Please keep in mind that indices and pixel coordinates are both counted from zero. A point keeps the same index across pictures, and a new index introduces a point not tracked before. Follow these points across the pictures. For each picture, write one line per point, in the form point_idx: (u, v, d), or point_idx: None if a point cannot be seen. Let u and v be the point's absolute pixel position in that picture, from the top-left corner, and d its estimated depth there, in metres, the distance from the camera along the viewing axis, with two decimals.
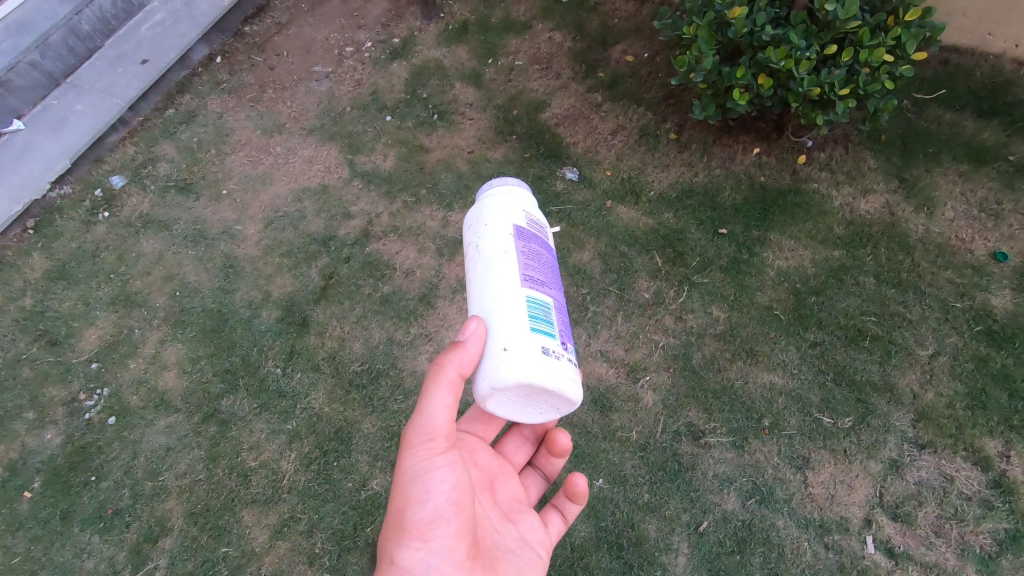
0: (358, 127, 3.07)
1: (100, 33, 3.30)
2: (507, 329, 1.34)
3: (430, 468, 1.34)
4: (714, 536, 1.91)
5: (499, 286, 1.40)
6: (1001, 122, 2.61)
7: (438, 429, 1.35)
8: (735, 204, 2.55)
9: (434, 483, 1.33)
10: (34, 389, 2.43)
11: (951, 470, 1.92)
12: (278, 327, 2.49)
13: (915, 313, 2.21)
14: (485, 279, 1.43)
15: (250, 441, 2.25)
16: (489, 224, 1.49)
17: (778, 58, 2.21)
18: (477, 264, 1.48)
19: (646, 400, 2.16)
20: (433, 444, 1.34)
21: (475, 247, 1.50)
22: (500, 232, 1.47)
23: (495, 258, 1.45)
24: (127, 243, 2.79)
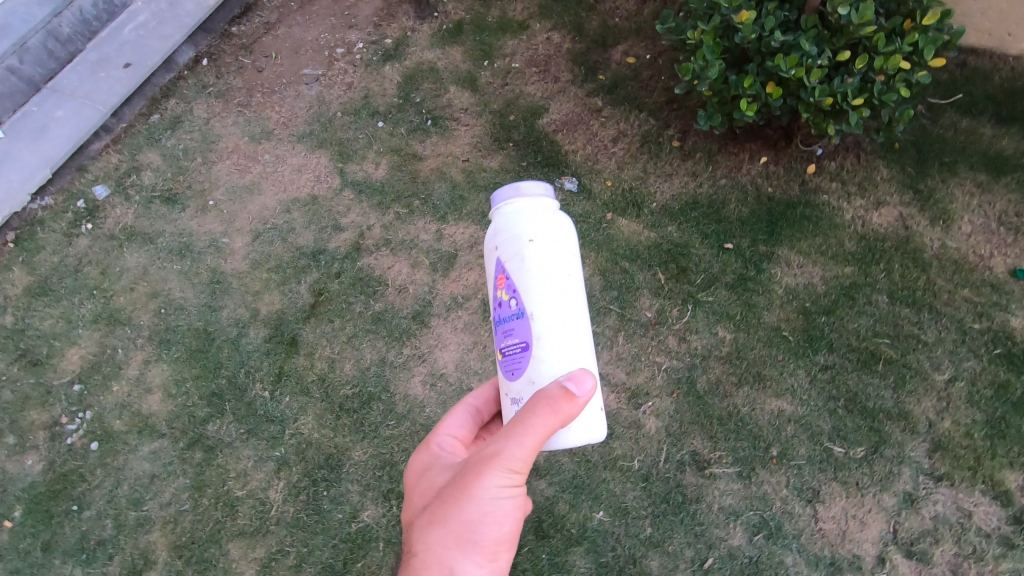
0: (348, 134, 2.95)
1: (81, 36, 3.18)
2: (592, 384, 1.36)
3: (507, 494, 1.15)
4: (720, 574, 1.84)
5: (578, 328, 1.33)
6: (1021, 128, 2.48)
7: (525, 460, 1.15)
8: (741, 216, 2.44)
9: (508, 508, 1.16)
10: (15, 412, 2.35)
11: (969, 504, 1.85)
12: (266, 347, 2.39)
13: (931, 335, 2.11)
14: (571, 321, 1.32)
15: (237, 469, 2.17)
16: (566, 250, 1.35)
17: (788, 66, 2.09)
18: (553, 298, 1.31)
19: (648, 427, 2.07)
20: (519, 471, 1.15)
21: (554, 276, 1.32)
22: (574, 269, 1.36)
23: (576, 291, 1.36)
24: (110, 257, 2.68)
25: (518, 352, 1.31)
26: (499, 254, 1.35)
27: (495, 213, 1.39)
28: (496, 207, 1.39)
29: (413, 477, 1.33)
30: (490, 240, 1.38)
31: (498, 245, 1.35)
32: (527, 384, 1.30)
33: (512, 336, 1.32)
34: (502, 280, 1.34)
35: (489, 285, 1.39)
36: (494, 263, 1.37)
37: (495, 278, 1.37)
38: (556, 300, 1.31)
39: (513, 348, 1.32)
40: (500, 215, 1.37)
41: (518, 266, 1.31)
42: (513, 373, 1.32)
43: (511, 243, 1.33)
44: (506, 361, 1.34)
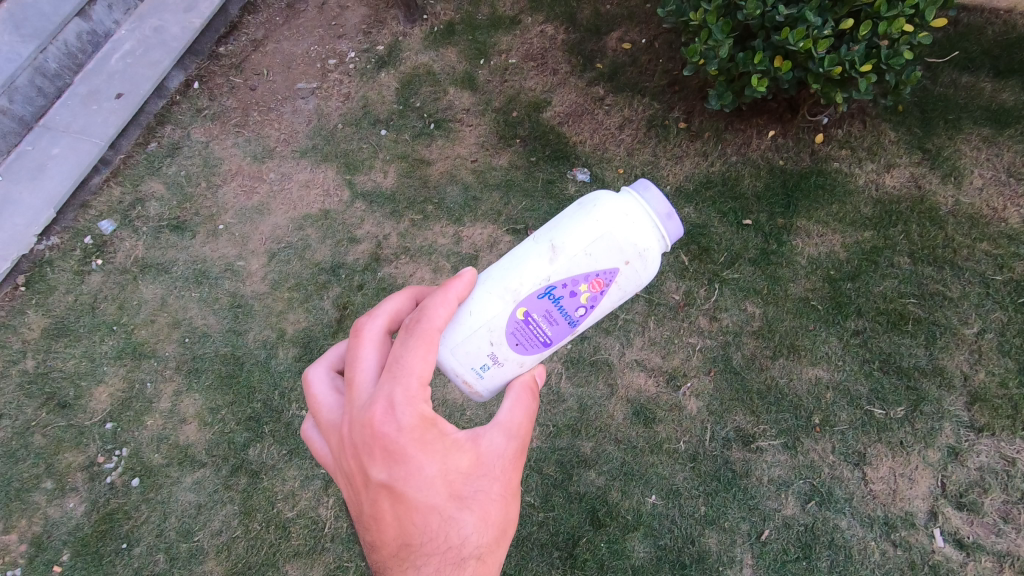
0: (352, 145, 2.92)
1: (68, 69, 3.10)
2: None
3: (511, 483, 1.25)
4: (778, 544, 1.88)
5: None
6: (1019, 80, 2.53)
7: None
8: (756, 192, 2.47)
9: None
10: (50, 457, 2.32)
11: (1012, 452, 1.92)
12: (298, 367, 2.39)
13: (955, 291, 2.17)
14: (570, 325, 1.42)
15: (285, 490, 2.19)
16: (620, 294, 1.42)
17: (795, 40, 2.13)
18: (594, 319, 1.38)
19: (690, 408, 2.09)
20: None
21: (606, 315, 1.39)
22: None
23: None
24: (126, 291, 2.65)
25: (540, 342, 1.31)
26: (620, 268, 1.28)
27: (654, 226, 1.29)
28: (662, 225, 1.29)
29: (414, 453, 1.06)
30: (628, 244, 1.27)
31: (630, 263, 1.29)
32: (515, 364, 1.33)
33: (551, 325, 1.30)
34: (597, 286, 1.28)
35: (582, 266, 1.27)
36: (613, 267, 1.28)
37: (596, 275, 1.28)
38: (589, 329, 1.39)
39: (540, 331, 1.30)
40: (654, 238, 1.29)
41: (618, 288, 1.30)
42: (518, 344, 1.31)
43: (634, 276, 1.30)
44: (519, 327, 1.29)
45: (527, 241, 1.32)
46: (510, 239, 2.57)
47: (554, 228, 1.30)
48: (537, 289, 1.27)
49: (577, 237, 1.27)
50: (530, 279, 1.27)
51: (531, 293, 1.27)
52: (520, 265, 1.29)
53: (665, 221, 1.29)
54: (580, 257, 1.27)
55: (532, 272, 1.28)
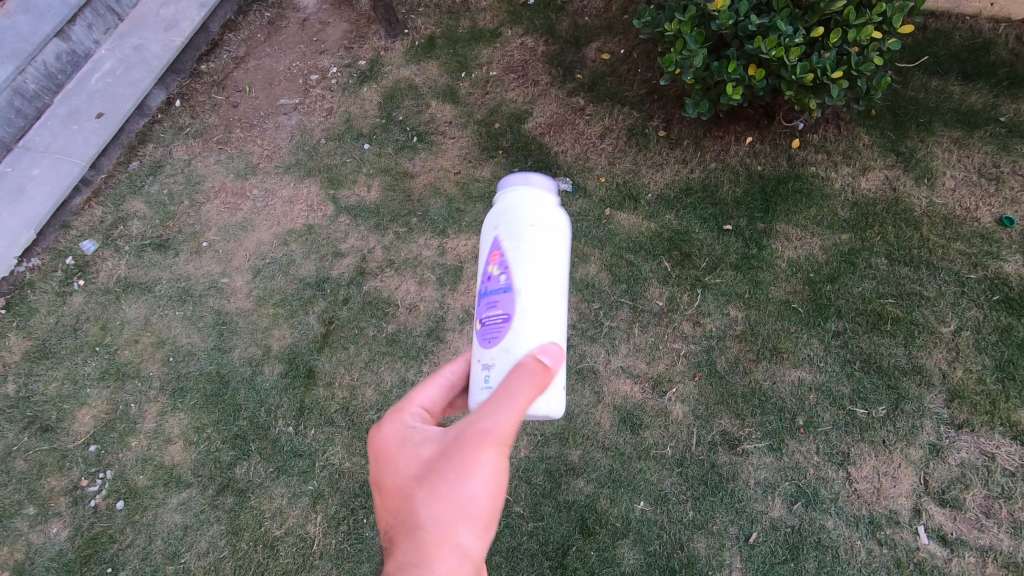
0: (335, 159, 2.93)
1: (48, 90, 3.09)
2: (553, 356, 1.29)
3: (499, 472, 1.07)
4: (766, 547, 1.89)
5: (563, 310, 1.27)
6: (986, 83, 2.60)
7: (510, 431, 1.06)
8: (735, 197, 2.51)
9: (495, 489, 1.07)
10: (32, 482, 2.29)
11: (991, 447, 1.95)
12: (284, 383, 2.38)
13: (932, 290, 2.21)
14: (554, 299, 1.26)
15: (272, 508, 2.17)
16: (559, 237, 1.29)
17: (768, 48, 2.18)
18: (548, 276, 1.24)
19: (676, 413, 2.11)
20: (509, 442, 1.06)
21: (547, 259, 1.25)
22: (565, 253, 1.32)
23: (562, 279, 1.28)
24: (109, 311, 2.62)
25: (496, 322, 1.21)
26: (495, 232, 1.30)
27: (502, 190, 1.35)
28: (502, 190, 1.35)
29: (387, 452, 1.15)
30: (492, 216, 1.34)
31: (497, 224, 1.30)
32: (498, 354, 1.19)
33: (497, 307, 1.22)
34: (496, 256, 1.27)
35: (483, 261, 1.32)
36: (495, 241, 1.29)
37: (491, 255, 1.29)
38: (546, 280, 1.23)
39: (494, 317, 1.22)
40: (512, 197, 1.32)
41: (511, 239, 1.26)
42: (486, 341, 1.22)
43: (515, 222, 1.27)
44: (486, 329, 1.23)
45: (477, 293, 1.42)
46: None
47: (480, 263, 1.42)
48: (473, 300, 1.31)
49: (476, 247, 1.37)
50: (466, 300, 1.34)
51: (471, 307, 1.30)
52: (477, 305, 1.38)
53: (507, 180, 1.35)
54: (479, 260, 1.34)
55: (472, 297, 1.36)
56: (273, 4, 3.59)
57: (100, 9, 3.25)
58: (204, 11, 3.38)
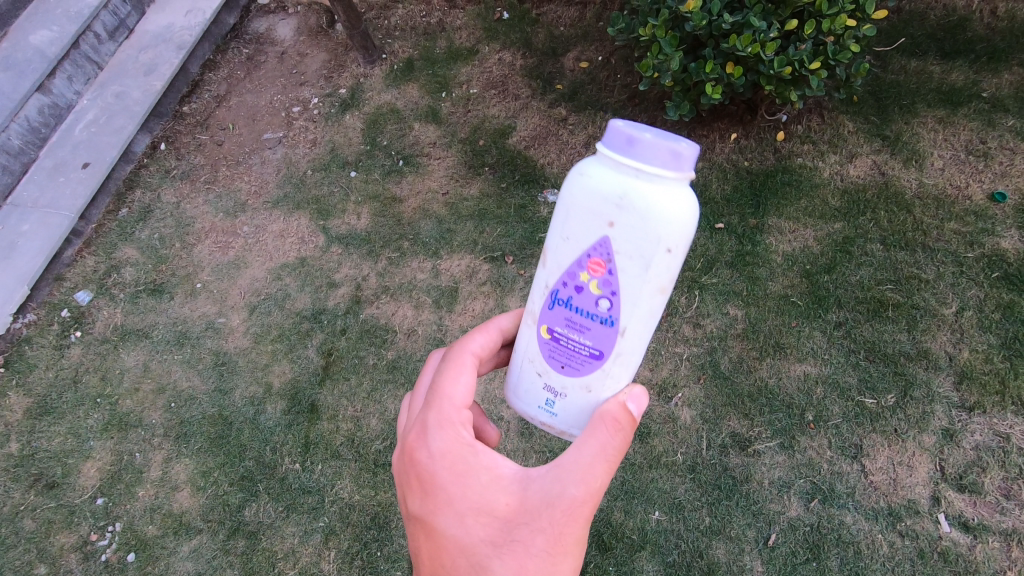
0: (323, 190, 2.92)
1: (32, 145, 3.10)
2: None
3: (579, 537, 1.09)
4: (786, 548, 1.86)
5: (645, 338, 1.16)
6: (966, 60, 2.60)
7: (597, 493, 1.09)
8: (725, 195, 2.50)
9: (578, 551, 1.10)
10: (42, 541, 2.26)
11: (1004, 428, 1.92)
12: (287, 420, 2.36)
13: (930, 272, 2.19)
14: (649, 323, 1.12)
15: (284, 549, 2.14)
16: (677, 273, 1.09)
17: (743, 45, 2.18)
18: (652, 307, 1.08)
19: (683, 418, 2.08)
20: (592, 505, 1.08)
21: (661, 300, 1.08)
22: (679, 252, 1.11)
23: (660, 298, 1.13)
24: (108, 361, 2.61)
25: (587, 350, 1.11)
26: (612, 227, 1.01)
27: (642, 172, 0.97)
28: (633, 158, 0.98)
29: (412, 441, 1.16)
30: (601, 196, 1.01)
31: (618, 220, 1.00)
32: (579, 389, 1.15)
33: (583, 335, 1.10)
34: (601, 266, 1.04)
35: (568, 250, 1.07)
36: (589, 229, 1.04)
37: (588, 254, 1.05)
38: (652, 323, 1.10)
39: (577, 346, 1.12)
40: (641, 178, 0.98)
41: (638, 261, 1.01)
42: (564, 367, 1.15)
43: (633, 232, 1.00)
44: (560, 349, 1.14)
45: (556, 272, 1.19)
46: (488, 267, 2.57)
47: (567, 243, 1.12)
48: (545, 300, 1.14)
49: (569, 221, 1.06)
50: (536, 294, 1.16)
51: (542, 305, 1.14)
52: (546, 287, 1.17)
53: (656, 171, 0.97)
54: (562, 243, 1.08)
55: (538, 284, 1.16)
56: (250, 41, 3.62)
57: (78, 60, 3.26)
58: (182, 52, 3.38)
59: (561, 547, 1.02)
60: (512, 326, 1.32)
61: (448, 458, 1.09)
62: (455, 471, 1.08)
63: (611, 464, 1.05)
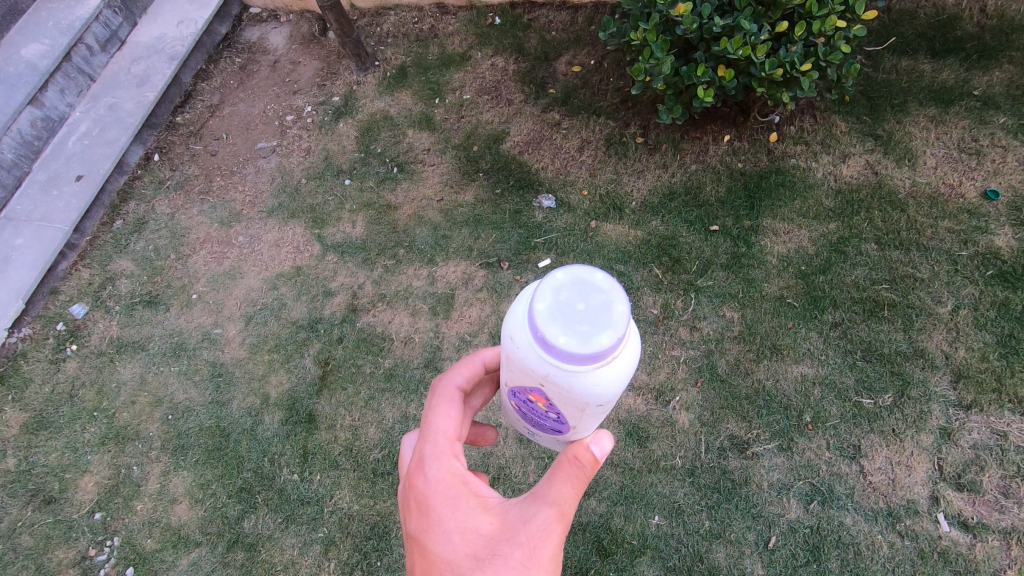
0: (318, 198, 2.92)
1: (25, 158, 3.09)
2: None
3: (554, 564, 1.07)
4: (786, 550, 1.86)
5: None
6: (956, 58, 2.61)
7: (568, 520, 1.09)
8: (719, 197, 2.50)
9: None
10: (40, 557, 2.25)
11: (1002, 426, 1.93)
12: (285, 430, 2.36)
13: (925, 271, 2.20)
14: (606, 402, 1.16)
15: (284, 560, 2.14)
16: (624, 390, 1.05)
17: (734, 48, 2.18)
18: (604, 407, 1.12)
19: (681, 421, 2.08)
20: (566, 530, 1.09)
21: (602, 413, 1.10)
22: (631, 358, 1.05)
23: None
24: (104, 374, 2.60)
25: (547, 428, 1.21)
26: (543, 389, 1.00)
27: (563, 368, 0.93)
28: (553, 354, 0.92)
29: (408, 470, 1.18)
30: (529, 367, 0.98)
31: (550, 387, 0.99)
32: (549, 437, 1.30)
33: (542, 421, 1.19)
34: (542, 400, 1.07)
35: (515, 380, 1.09)
36: (528, 378, 1.03)
37: (530, 391, 1.07)
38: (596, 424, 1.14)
39: (538, 424, 1.22)
40: (565, 367, 0.93)
41: (575, 407, 1.03)
42: (534, 427, 1.27)
43: (566, 395, 0.99)
44: (529, 420, 1.24)
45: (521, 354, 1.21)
46: (484, 273, 2.57)
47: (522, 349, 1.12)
48: (506, 392, 1.20)
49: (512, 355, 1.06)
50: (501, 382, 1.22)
51: (506, 393, 1.21)
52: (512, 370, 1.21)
53: (577, 366, 0.92)
54: (509, 373, 1.09)
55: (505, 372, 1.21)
56: (242, 50, 3.62)
57: (71, 72, 3.26)
58: (175, 63, 3.38)
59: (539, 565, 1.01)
60: (495, 358, 1.31)
61: (441, 484, 1.11)
62: (445, 495, 1.09)
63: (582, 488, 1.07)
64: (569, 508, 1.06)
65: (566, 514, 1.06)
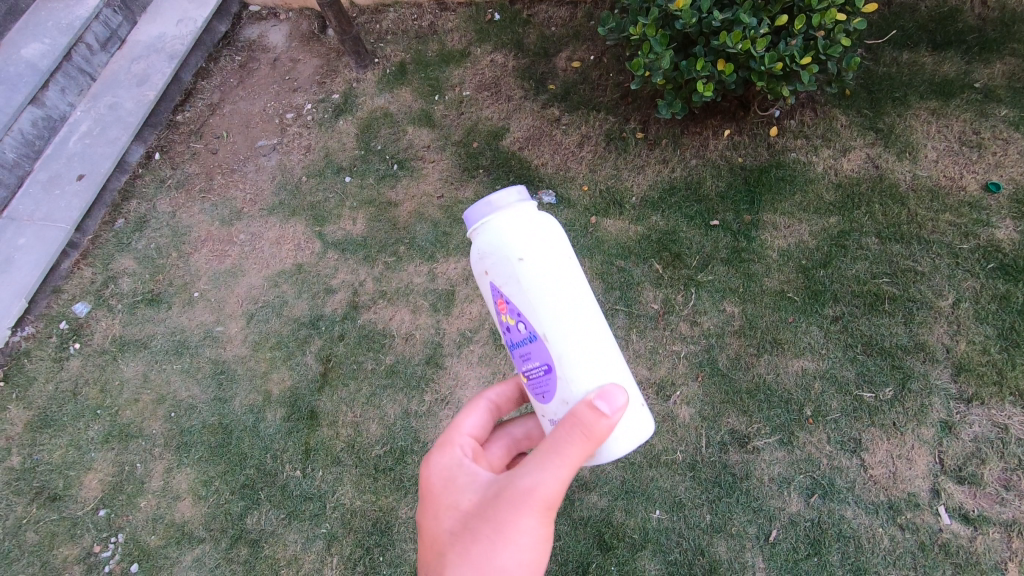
0: (318, 196, 2.92)
1: (27, 157, 3.10)
2: (621, 368, 1.25)
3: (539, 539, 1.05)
4: (787, 544, 1.86)
5: (597, 334, 1.22)
6: (957, 51, 2.60)
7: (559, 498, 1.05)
8: (720, 192, 2.50)
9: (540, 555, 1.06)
10: (45, 554, 2.26)
11: (1003, 419, 1.92)
12: (288, 427, 2.37)
13: (926, 264, 2.20)
14: (580, 320, 1.21)
15: (287, 556, 2.15)
16: (576, 290, 1.22)
17: (733, 42, 2.18)
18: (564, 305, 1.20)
19: (682, 416, 2.08)
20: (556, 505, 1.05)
21: (573, 327, 1.19)
22: (568, 258, 1.25)
23: (582, 293, 1.23)
24: (107, 372, 2.61)
25: (541, 374, 1.22)
26: (490, 276, 1.25)
27: (479, 228, 1.26)
28: (476, 225, 1.27)
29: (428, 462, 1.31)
30: (474, 261, 1.29)
31: (489, 267, 1.24)
32: (559, 402, 1.20)
33: (532, 360, 1.23)
34: (503, 301, 1.24)
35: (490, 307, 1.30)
36: (488, 286, 1.27)
37: (496, 302, 1.26)
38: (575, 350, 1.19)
39: (534, 371, 1.23)
40: (483, 230, 1.25)
41: (514, 281, 1.21)
42: (542, 394, 1.23)
43: (499, 261, 1.22)
44: (535, 382, 1.24)
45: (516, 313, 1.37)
46: None
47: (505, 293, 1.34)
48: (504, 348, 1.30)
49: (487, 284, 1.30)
50: None
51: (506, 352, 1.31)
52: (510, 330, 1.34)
53: (483, 222, 1.25)
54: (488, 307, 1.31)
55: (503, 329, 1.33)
56: (242, 48, 3.62)
57: (71, 71, 3.27)
58: (175, 62, 3.38)
59: (511, 539, 1.01)
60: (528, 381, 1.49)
61: (440, 468, 1.20)
62: (443, 476, 1.18)
63: (566, 457, 1.04)
64: (548, 487, 1.03)
65: (545, 493, 1.03)
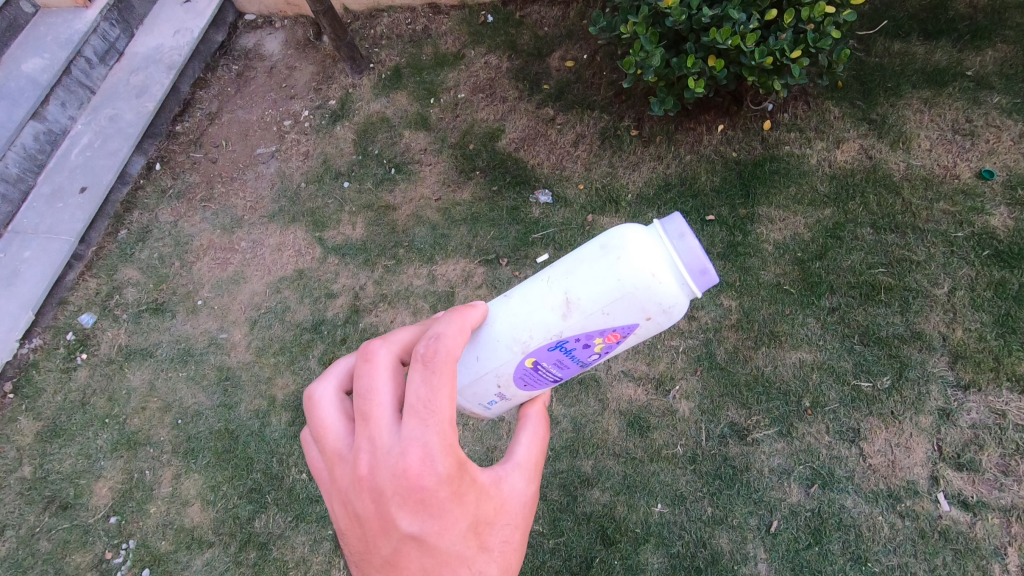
0: (317, 202, 2.95)
1: (29, 171, 3.14)
2: None
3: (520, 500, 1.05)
4: (788, 534, 1.88)
5: None
6: (949, 39, 2.60)
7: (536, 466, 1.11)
8: (714, 187, 2.52)
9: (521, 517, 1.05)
10: (58, 561, 2.31)
11: (1000, 405, 1.94)
12: (292, 431, 2.39)
13: (921, 253, 2.21)
14: None
15: (296, 557, 2.19)
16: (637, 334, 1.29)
17: (723, 38, 2.20)
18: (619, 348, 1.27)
19: (682, 410, 2.10)
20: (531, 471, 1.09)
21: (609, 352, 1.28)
22: None
23: None
24: (115, 382, 2.65)
25: (547, 377, 1.27)
26: (631, 319, 1.15)
27: (678, 274, 1.13)
28: (691, 279, 1.13)
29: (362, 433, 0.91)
30: (654, 301, 1.12)
31: (641, 316, 1.15)
32: (522, 395, 1.32)
33: (559, 368, 1.24)
34: (613, 337, 1.19)
35: (596, 322, 1.16)
36: (630, 322, 1.16)
37: (608, 330, 1.17)
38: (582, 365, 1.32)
39: (547, 373, 1.26)
40: (675, 282, 1.12)
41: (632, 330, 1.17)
42: (525, 384, 1.28)
43: (654, 327, 1.18)
44: (533, 375, 1.26)
45: (539, 285, 1.19)
46: (483, 269, 2.60)
47: (569, 279, 1.16)
48: (547, 342, 1.19)
49: (591, 289, 1.14)
50: (540, 331, 1.18)
51: (541, 345, 1.19)
52: (532, 312, 1.18)
53: (683, 280, 1.13)
54: (594, 312, 1.15)
55: (541, 324, 1.18)
56: (239, 57, 3.66)
57: (71, 85, 3.30)
58: (173, 72, 3.41)
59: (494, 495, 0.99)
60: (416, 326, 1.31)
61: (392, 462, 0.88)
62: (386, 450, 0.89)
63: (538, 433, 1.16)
64: (528, 460, 1.09)
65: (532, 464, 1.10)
